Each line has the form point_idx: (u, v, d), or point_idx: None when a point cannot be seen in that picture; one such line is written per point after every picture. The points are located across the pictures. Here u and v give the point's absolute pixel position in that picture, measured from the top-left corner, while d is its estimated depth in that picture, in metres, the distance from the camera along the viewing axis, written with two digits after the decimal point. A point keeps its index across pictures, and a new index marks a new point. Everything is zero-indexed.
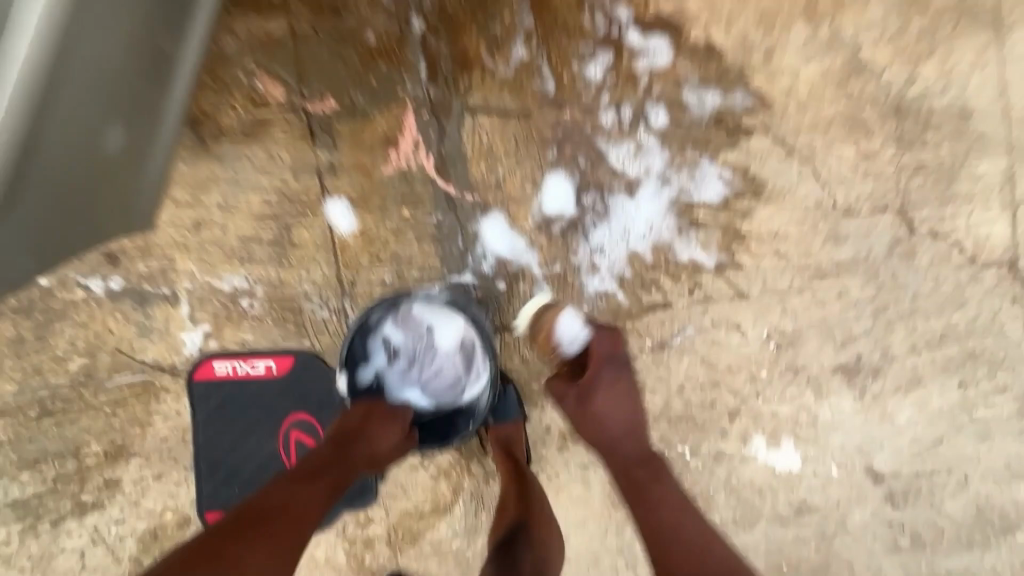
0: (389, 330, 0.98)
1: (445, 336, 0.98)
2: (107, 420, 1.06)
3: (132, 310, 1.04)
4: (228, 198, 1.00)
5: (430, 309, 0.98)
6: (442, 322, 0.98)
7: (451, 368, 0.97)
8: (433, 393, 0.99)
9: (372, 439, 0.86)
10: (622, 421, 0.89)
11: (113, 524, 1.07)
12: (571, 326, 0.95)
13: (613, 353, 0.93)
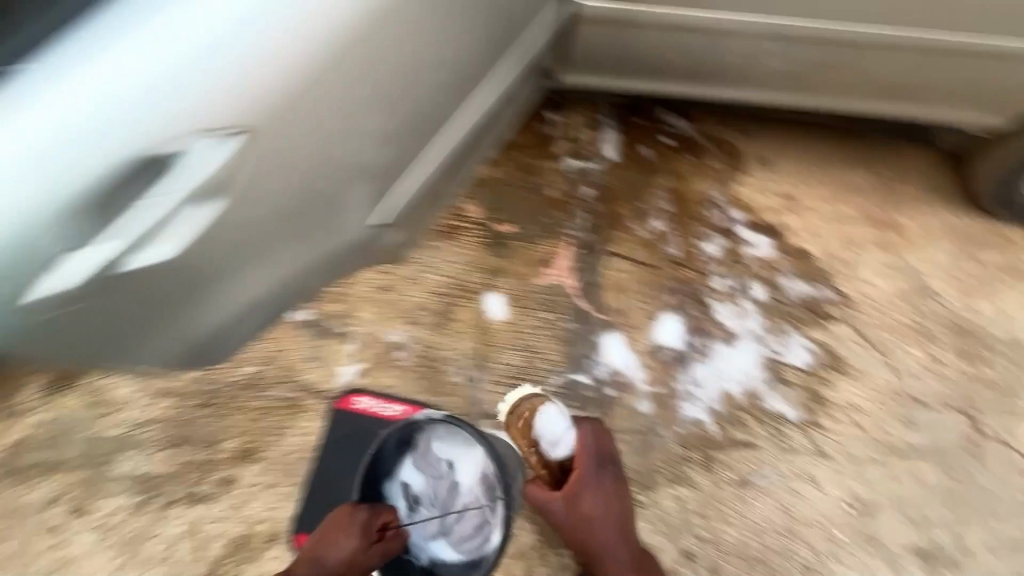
0: (410, 471, 1.13)
1: (466, 472, 1.12)
2: (251, 422, 1.23)
3: (310, 337, 1.28)
4: (415, 272, 1.31)
5: (453, 446, 1.12)
6: (464, 459, 1.12)
7: (474, 511, 1.10)
8: (453, 538, 1.10)
9: (328, 552, 0.99)
10: (608, 527, 1.04)
11: (215, 520, 1.17)
12: (552, 417, 1.13)
13: (595, 457, 1.09)
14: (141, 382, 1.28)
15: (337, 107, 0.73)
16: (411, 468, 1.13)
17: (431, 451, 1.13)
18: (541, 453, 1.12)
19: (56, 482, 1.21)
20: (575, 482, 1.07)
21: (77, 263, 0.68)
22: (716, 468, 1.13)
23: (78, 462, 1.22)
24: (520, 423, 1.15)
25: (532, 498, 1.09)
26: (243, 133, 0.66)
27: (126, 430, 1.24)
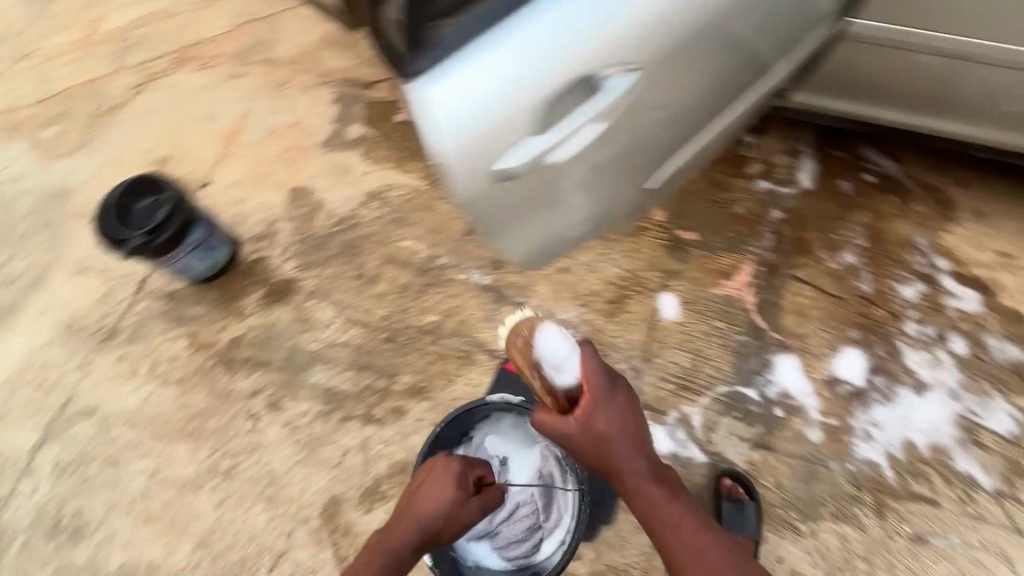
0: None
1: (523, 472, 1.24)
2: (425, 363, 1.36)
3: (488, 301, 1.40)
4: (594, 261, 1.38)
5: (512, 445, 1.26)
6: (520, 459, 1.25)
7: (527, 512, 1.21)
8: (519, 535, 1.20)
9: (424, 501, 1.04)
10: (633, 454, 0.96)
11: (383, 443, 1.32)
12: (553, 337, 0.99)
13: (605, 378, 0.96)
14: (339, 309, 1.46)
15: (682, 73, 0.86)
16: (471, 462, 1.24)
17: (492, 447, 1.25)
18: (543, 378, 0.99)
19: (260, 378, 1.41)
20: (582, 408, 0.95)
21: (514, 154, 0.77)
22: (888, 515, 1.07)
23: (279, 366, 1.42)
24: (520, 341, 1.05)
25: (548, 423, 0.98)
26: (631, 68, 0.78)
27: (320, 347, 1.42)
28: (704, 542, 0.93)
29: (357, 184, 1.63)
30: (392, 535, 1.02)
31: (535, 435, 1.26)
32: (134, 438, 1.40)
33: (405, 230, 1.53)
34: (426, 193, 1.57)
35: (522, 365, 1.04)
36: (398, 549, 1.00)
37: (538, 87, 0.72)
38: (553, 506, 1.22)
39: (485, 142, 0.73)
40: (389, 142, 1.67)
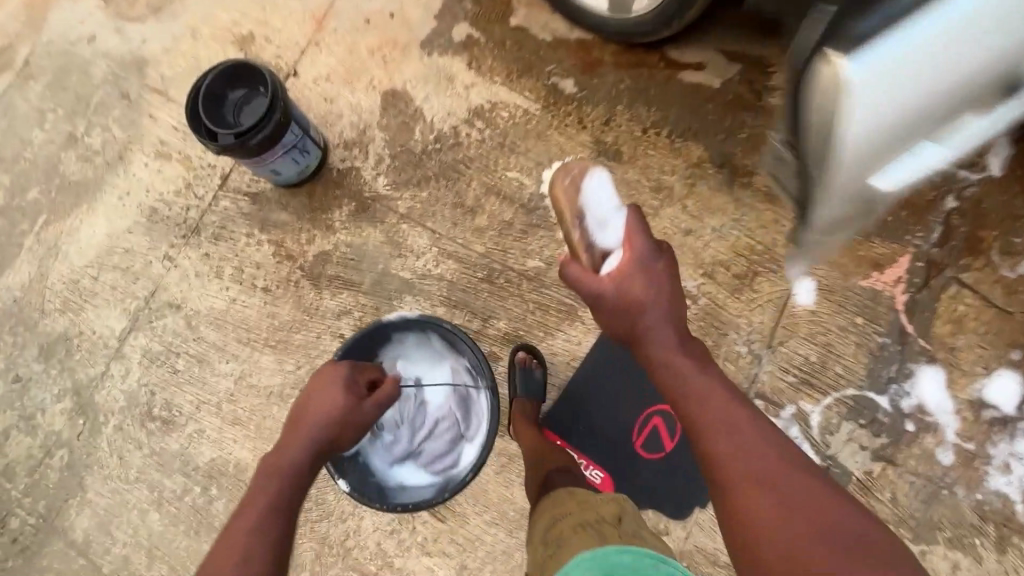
0: None
1: (438, 387, 1.21)
2: (523, 312, 1.28)
3: None
4: (724, 229, 1.24)
5: (422, 363, 1.23)
6: (433, 375, 1.22)
7: (444, 424, 1.18)
8: (442, 451, 1.19)
9: (314, 412, 0.95)
10: (664, 325, 0.79)
11: None
12: (602, 190, 0.94)
13: (636, 240, 0.85)
14: (433, 238, 1.37)
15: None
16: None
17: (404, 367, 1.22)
18: (584, 230, 0.91)
19: (348, 301, 1.37)
20: (613, 265, 0.85)
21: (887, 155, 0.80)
22: (1009, 553, 1.01)
23: (369, 291, 1.36)
24: (566, 179, 0.97)
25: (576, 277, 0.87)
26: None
27: (412, 277, 1.35)
28: (748, 432, 0.68)
29: (460, 97, 1.45)
30: (271, 467, 0.87)
31: (443, 350, 1.23)
32: (219, 339, 1.39)
33: (512, 160, 1.38)
34: (538, 120, 1.40)
35: (563, 217, 0.96)
36: (286, 473, 0.86)
37: (934, 93, 0.72)
38: (471, 415, 1.20)
39: (870, 145, 0.76)
40: (499, 50, 1.45)
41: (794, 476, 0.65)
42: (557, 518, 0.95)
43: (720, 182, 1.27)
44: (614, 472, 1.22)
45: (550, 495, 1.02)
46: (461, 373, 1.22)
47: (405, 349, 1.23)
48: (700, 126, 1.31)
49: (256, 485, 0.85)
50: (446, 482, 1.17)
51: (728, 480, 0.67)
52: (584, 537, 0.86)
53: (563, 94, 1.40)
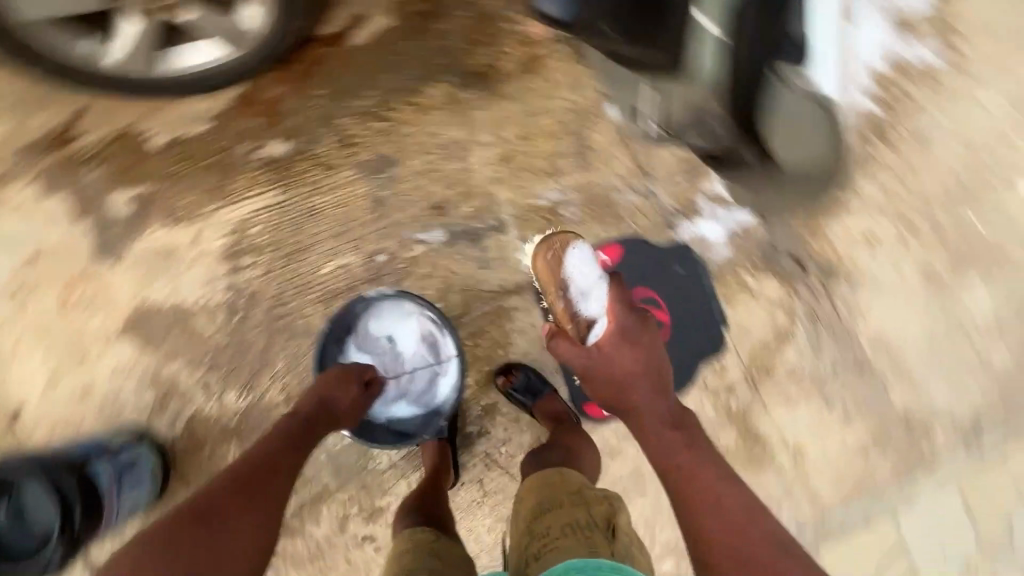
0: (356, 357, 1.09)
1: (409, 336, 1.12)
2: (472, 352, 1.17)
3: (467, 250, 1.17)
4: (525, 128, 1.17)
5: (387, 321, 1.12)
6: (402, 329, 1.12)
7: (422, 369, 1.11)
8: (418, 397, 1.11)
9: (332, 397, 0.91)
10: (647, 400, 0.86)
11: (502, 444, 1.17)
12: (580, 262, 1.05)
13: (624, 313, 0.94)
14: None
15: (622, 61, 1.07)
16: (359, 349, 1.10)
17: (378, 327, 1.11)
18: (568, 301, 1.03)
19: (332, 511, 1.15)
20: (602, 335, 0.94)
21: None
22: (903, 132, 1.13)
23: (338, 485, 1.15)
24: (546, 257, 1.10)
25: (567, 350, 0.94)
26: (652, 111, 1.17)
27: None
28: (732, 503, 0.74)
29: (199, 257, 1.17)
30: (286, 435, 0.82)
31: (407, 302, 1.11)
32: None
33: (311, 255, 1.17)
34: (289, 201, 1.17)
35: (547, 288, 1.09)
36: (292, 447, 0.81)
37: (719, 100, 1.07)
38: (444, 357, 1.12)
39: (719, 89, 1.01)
40: (179, 182, 1.16)
41: (778, 555, 0.69)
42: (544, 508, 0.87)
43: (480, 97, 1.17)
44: None
45: (540, 482, 0.93)
46: (430, 327, 1.11)
47: (373, 308, 1.11)
48: (416, 70, 1.17)
49: (262, 449, 0.80)
50: (426, 416, 1.11)
51: (708, 528, 0.72)
52: (573, 541, 0.78)
53: (281, 159, 1.17)
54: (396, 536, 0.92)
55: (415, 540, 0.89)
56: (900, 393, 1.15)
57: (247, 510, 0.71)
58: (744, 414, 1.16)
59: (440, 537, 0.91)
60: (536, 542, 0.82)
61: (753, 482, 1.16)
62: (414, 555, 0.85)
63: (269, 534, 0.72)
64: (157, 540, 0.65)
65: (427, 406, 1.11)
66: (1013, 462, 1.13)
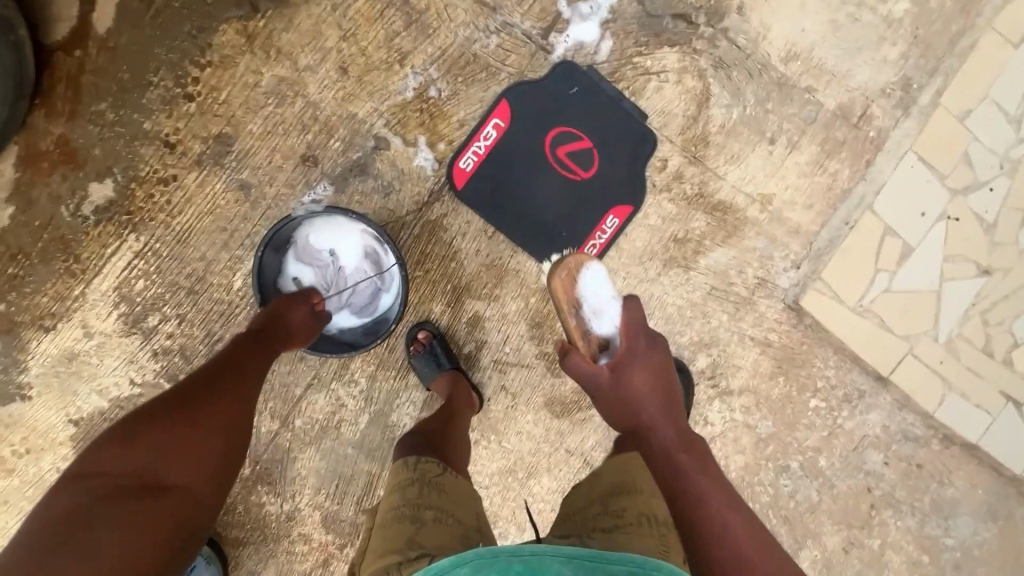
0: (294, 270, 1.02)
1: (351, 249, 1.02)
2: (427, 279, 1.08)
3: (363, 184, 1.04)
4: (344, 25, 1.01)
5: (329, 234, 1.02)
6: (345, 242, 1.02)
7: (363, 281, 1.03)
8: (359, 313, 1.04)
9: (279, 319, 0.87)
10: (654, 416, 0.87)
11: (504, 345, 1.12)
12: (593, 282, 1.03)
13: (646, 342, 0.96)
14: (320, 383, 1.09)
15: None
16: (300, 260, 1.01)
17: (320, 239, 1.02)
18: (579, 320, 1.01)
19: None
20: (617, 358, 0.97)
21: None
22: None
23: (382, 465, 1.12)
24: (563, 274, 1.03)
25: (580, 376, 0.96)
26: None
27: (368, 411, 1.10)
28: (735, 524, 0.75)
29: (103, 343, 1.03)
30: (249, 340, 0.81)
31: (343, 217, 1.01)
32: None
33: (212, 278, 1.03)
34: (153, 238, 1.01)
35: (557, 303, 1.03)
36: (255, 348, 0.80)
37: None
38: (387, 272, 1.03)
39: None
40: (27, 282, 1.00)
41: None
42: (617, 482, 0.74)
43: (279, 17, 1.00)
44: (610, 204, 1.10)
45: (609, 467, 0.78)
46: (373, 244, 1.02)
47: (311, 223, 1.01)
48: (190, 24, 0.98)
49: (226, 351, 0.78)
50: (370, 331, 1.04)
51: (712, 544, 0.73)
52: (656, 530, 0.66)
53: (115, 199, 1.00)
54: (394, 466, 0.80)
55: (418, 473, 0.77)
56: (830, 94, 1.12)
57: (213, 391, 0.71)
58: (702, 192, 1.13)
59: (445, 472, 0.80)
60: (604, 518, 0.70)
61: (740, 248, 1.15)
62: (418, 488, 0.74)
63: (236, 421, 0.71)
64: (128, 422, 0.66)
65: (371, 320, 1.04)
66: (952, 101, 1.13)
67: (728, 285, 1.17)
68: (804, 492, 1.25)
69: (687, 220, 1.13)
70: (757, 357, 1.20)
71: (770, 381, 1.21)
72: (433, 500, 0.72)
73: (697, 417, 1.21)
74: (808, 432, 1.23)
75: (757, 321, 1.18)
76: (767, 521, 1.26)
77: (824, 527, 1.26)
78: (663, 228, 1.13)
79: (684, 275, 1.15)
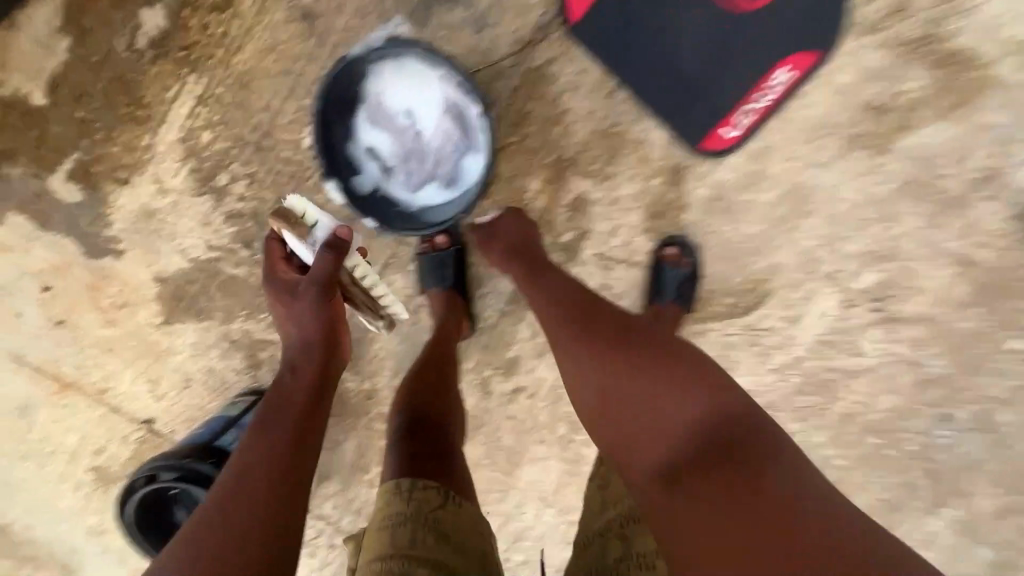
0: (366, 134, 0.79)
1: (433, 103, 0.78)
2: (523, 147, 0.87)
3: (450, 13, 0.81)
4: None
5: (402, 88, 0.78)
6: (424, 99, 0.78)
7: (445, 145, 0.78)
8: (443, 186, 0.80)
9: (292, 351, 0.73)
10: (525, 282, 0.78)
11: (611, 238, 0.91)
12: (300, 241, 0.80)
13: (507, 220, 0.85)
14: (398, 262, 0.98)
15: None
16: (371, 123, 0.79)
17: (390, 92, 0.78)
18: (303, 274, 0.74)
19: (471, 381, 1.05)
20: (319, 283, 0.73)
21: None
22: None
23: (463, 354, 1.04)
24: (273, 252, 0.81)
25: (270, 288, 0.77)
26: None
27: None
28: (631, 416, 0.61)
29: (177, 201, 0.96)
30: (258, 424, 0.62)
31: (419, 63, 0.76)
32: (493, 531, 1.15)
33: (278, 132, 0.89)
34: (214, 80, 0.87)
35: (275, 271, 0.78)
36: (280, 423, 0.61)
37: None
38: (475, 129, 0.78)
39: None
40: (96, 129, 0.92)
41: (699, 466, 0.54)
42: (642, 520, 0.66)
43: None
44: (790, 47, 0.76)
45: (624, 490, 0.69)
46: (456, 89, 0.76)
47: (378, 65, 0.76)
48: None
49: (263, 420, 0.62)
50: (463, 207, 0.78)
51: (651, 501, 0.54)
52: None
53: (170, 30, 0.85)
54: (384, 490, 0.64)
55: (413, 507, 0.61)
56: None
57: (250, 471, 0.54)
58: (925, 36, 0.79)
59: (450, 498, 0.64)
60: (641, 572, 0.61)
61: (963, 125, 0.82)
62: (415, 529, 0.59)
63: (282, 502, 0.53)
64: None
65: (464, 194, 0.78)
66: None
67: (932, 177, 0.84)
68: (966, 448, 1.01)
69: (892, 79, 0.80)
70: (949, 279, 0.90)
71: (959, 311, 0.92)
72: (438, 553, 0.58)
73: (846, 346, 0.96)
74: (995, 380, 0.96)
75: (964, 231, 0.87)
76: (908, 472, 1.04)
77: (982, 489, 1.03)
78: (855, 90, 0.81)
79: (872, 160, 0.84)
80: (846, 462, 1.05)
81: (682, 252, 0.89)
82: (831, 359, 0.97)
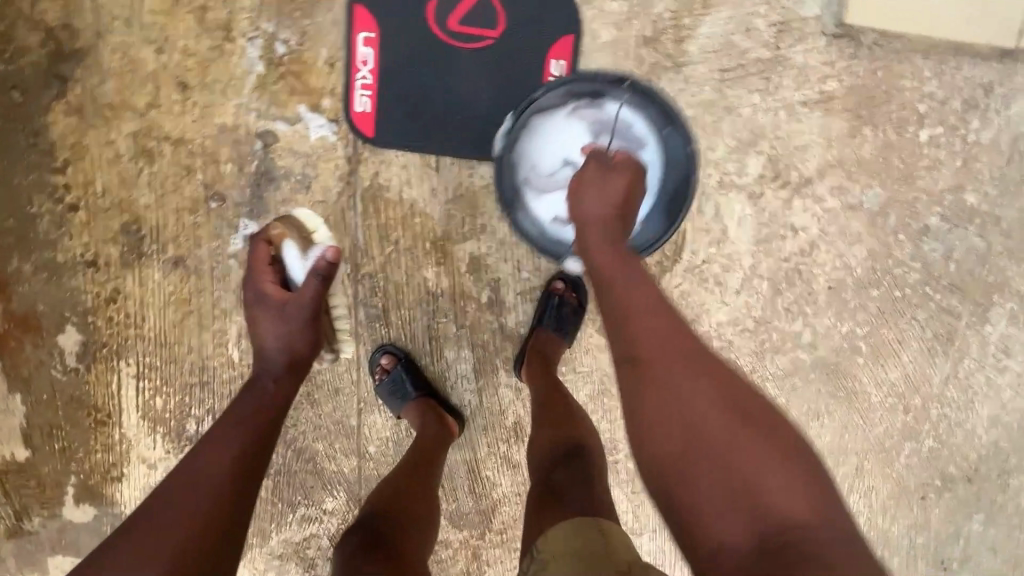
0: (551, 199, 0.88)
1: (579, 139, 0.87)
2: (403, 249, 0.93)
3: (279, 191, 0.90)
4: (154, 40, 0.85)
5: (552, 149, 0.88)
6: (571, 143, 0.88)
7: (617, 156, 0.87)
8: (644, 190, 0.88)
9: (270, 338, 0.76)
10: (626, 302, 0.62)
11: (520, 272, 0.95)
12: (292, 260, 0.84)
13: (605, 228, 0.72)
14: (368, 404, 1.01)
15: None
16: (544, 197, 0.88)
17: (535, 160, 0.88)
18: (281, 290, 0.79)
19: (495, 465, 1.04)
20: (298, 308, 0.77)
21: None
22: None
23: (473, 446, 1.04)
24: (267, 254, 0.82)
25: (253, 298, 0.78)
26: None
27: None
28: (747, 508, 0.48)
29: (169, 467, 1.02)
30: (212, 441, 0.65)
31: (545, 118, 0.87)
32: None
33: (210, 362, 0.97)
34: (140, 355, 0.97)
35: (263, 268, 0.81)
36: (223, 443, 0.64)
37: None
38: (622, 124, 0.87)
39: None
40: (76, 449, 1.01)
41: None
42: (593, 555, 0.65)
43: (89, 72, 0.86)
44: (543, 50, 0.87)
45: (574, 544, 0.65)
46: (586, 110, 0.87)
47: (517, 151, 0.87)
48: (22, 136, 0.88)
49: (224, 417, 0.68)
50: (677, 182, 0.87)
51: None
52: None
53: (86, 340, 0.96)
54: None
55: None
56: None
57: (216, 457, 0.63)
58: None
59: None
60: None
61: (727, 6, 0.87)
62: None
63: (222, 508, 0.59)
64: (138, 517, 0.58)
65: (666, 172, 0.87)
66: None
67: (736, 58, 0.89)
68: (964, 245, 0.97)
69: (645, 11, 0.87)
70: (821, 122, 0.91)
71: (853, 140, 0.92)
72: None
73: (783, 230, 0.96)
74: (932, 173, 0.94)
75: (798, 79, 0.90)
76: (930, 299, 0.99)
77: (1007, 269, 0.98)
78: (622, 38, 0.87)
79: (679, 77, 0.89)
80: (869, 325, 1.00)
81: (570, 287, 0.95)
82: (779, 249, 0.96)
